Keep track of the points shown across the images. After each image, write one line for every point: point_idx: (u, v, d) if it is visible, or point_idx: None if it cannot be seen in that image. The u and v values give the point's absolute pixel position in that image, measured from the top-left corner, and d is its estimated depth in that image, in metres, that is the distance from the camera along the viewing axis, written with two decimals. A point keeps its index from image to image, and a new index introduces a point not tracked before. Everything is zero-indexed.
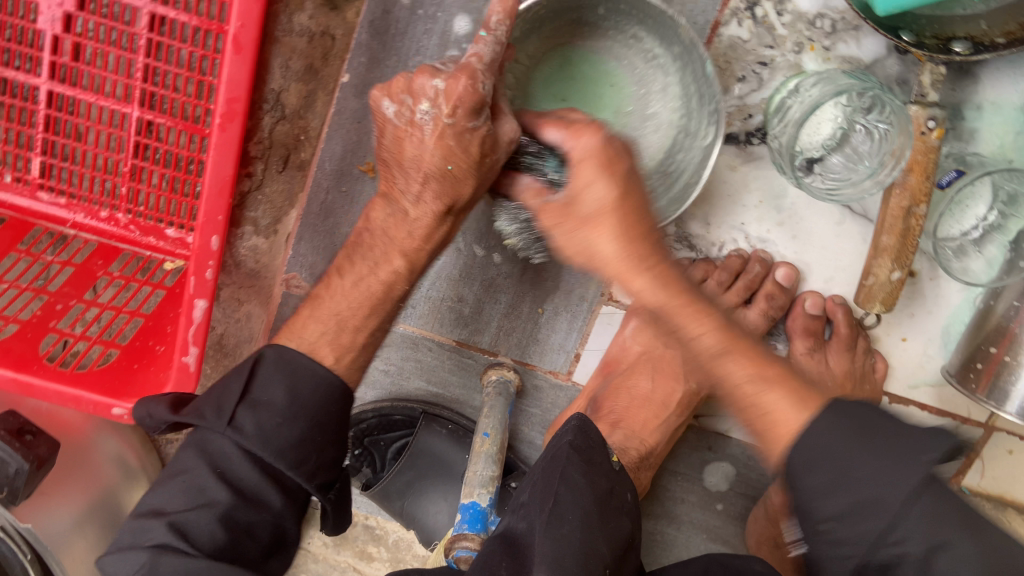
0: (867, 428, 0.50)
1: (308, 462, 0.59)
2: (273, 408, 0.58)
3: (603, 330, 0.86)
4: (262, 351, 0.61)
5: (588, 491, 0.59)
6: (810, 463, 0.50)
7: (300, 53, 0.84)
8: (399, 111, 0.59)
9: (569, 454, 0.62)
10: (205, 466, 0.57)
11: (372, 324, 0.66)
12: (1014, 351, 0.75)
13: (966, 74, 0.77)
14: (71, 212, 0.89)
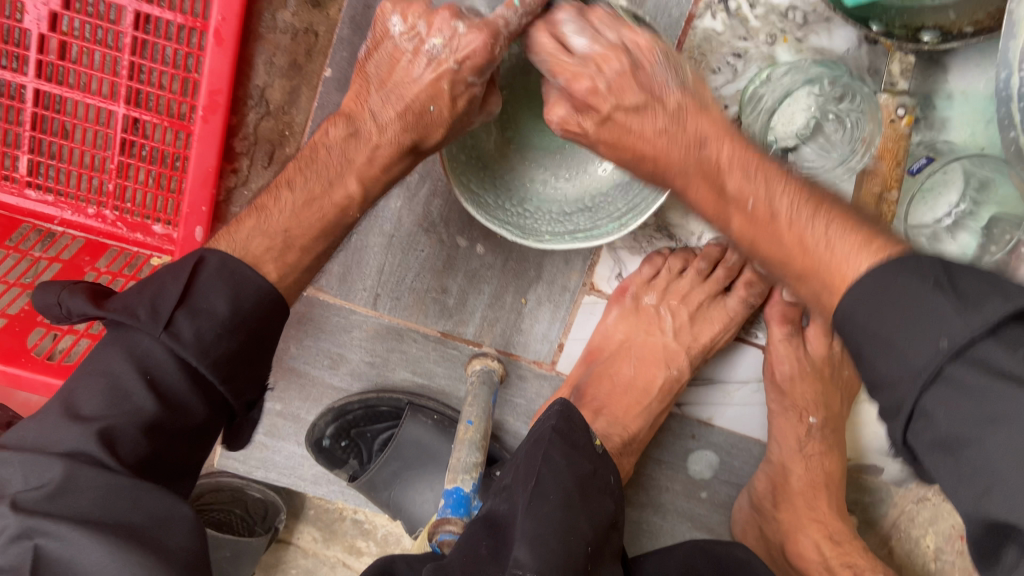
0: None
1: (238, 378, 0.60)
2: (213, 317, 0.58)
3: (586, 320, 0.87)
4: (201, 253, 0.60)
5: (569, 473, 0.62)
6: None
7: (284, 49, 0.86)
8: (408, 34, 0.61)
9: (553, 436, 0.64)
10: (137, 372, 0.56)
11: (319, 249, 0.67)
12: None
13: (935, 63, 0.79)
14: (59, 208, 0.90)
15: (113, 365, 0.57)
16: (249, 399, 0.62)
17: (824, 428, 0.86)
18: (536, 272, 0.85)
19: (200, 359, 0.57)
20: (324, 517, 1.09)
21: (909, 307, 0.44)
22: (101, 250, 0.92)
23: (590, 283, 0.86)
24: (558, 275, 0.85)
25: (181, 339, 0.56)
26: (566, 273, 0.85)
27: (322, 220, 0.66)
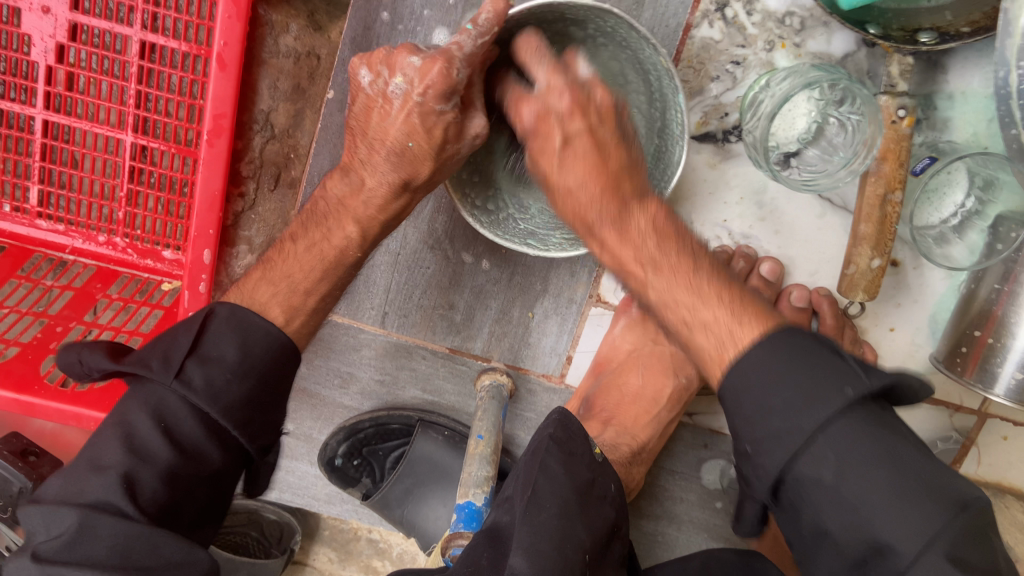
0: (801, 357, 0.52)
1: (252, 422, 0.63)
2: (222, 365, 0.61)
3: (593, 332, 0.88)
4: (212, 308, 0.64)
5: (566, 480, 0.64)
6: (746, 398, 0.53)
7: (287, 73, 0.87)
8: (374, 81, 0.64)
9: (549, 445, 0.66)
10: (153, 421, 0.58)
11: (323, 288, 0.72)
12: (999, 333, 0.76)
13: (935, 65, 0.78)
14: (70, 237, 0.92)
15: (128, 415, 0.59)
16: (263, 443, 0.65)
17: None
18: (542, 285, 0.85)
19: (211, 405, 0.60)
20: (339, 537, 1.09)
21: (792, 369, 0.52)
22: (113, 276, 0.93)
23: (597, 295, 0.87)
24: (564, 288, 0.86)
25: (192, 385, 0.59)
26: (571, 285, 0.86)
27: (321, 262, 0.72)
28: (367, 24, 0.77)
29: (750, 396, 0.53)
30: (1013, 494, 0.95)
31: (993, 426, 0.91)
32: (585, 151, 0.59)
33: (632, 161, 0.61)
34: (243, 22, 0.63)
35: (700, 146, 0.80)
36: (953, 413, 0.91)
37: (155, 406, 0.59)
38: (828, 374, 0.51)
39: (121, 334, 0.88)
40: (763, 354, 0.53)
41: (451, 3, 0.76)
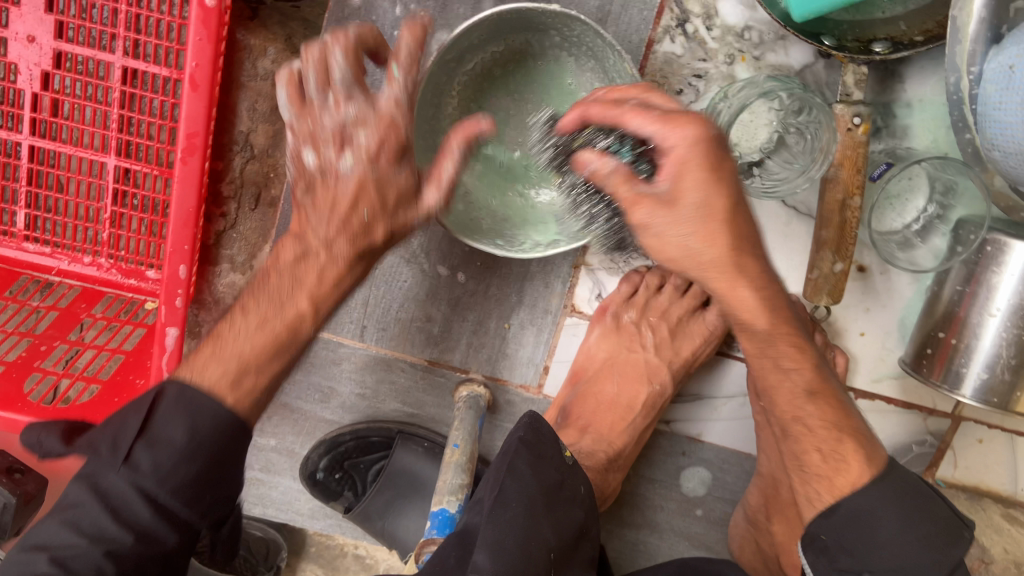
0: (912, 491, 0.67)
1: (203, 501, 0.60)
2: (169, 448, 0.58)
3: (569, 342, 0.90)
4: (162, 386, 0.61)
5: (534, 481, 0.65)
6: (834, 514, 0.66)
7: (266, 95, 0.89)
8: (319, 160, 0.64)
9: (519, 446, 0.68)
10: (93, 501, 0.57)
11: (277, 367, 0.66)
12: (962, 334, 0.77)
13: (891, 74, 0.81)
14: (56, 259, 0.93)
15: (74, 496, 0.59)
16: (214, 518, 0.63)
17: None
18: (518, 297, 0.88)
19: (158, 488, 0.58)
20: (326, 554, 1.09)
21: (903, 505, 0.65)
22: (98, 296, 0.95)
23: (572, 305, 0.89)
24: (539, 298, 0.88)
25: (139, 469, 0.58)
26: (546, 296, 0.88)
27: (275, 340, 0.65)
28: None
29: (852, 510, 0.65)
30: (991, 497, 0.93)
31: (967, 428, 0.92)
32: (687, 221, 0.58)
33: (738, 199, 0.59)
34: (214, 44, 0.66)
35: None
36: (926, 416, 0.92)
37: (99, 488, 0.58)
38: (944, 516, 0.67)
39: (104, 352, 0.90)
40: (885, 495, 0.65)
41: (421, 24, 0.79)
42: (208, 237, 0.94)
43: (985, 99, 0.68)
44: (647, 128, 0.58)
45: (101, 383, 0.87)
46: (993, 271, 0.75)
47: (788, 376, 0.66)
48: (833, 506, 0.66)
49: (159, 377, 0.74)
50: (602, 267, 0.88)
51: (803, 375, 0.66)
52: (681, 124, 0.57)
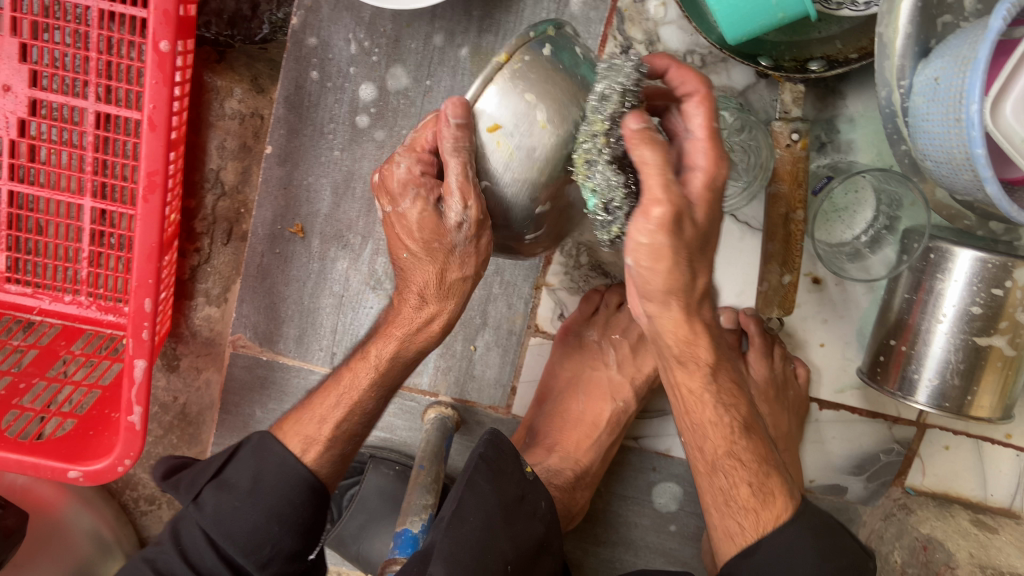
0: (832, 543, 0.68)
1: (263, 550, 0.68)
2: (234, 492, 0.68)
3: (535, 361, 0.93)
4: (246, 437, 0.72)
5: (493, 497, 0.67)
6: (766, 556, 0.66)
7: (234, 133, 0.93)
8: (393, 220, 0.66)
9: (478, 463, 0.69)
10: (170, 543, 0.69)
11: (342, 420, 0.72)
12: (913, 342, 0.79)
13: (833, 91, 0.83)
14: (37, 299, 0.96)
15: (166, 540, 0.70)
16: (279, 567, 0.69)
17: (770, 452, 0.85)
18: (483, 320, 0.92)
19: (213, 527, 0.67)
20: None
21: (820, 550, 0.67)
22: (78, 333, 0.97)
23: (535, 325, 0.92)
24: (503, 320, 0.92)
25: (203, 508, 0.68)
26: (511, 317, 0.92)
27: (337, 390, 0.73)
28: (298, 83, 0.84)
29: (774, 555, 0.66)
30: (960, 503, 0.95)
31: (933, 435, 0.94)
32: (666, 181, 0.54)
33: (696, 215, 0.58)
34: (169, 87, 0.69)
35: None
36: (892, 425, 0.93)
37: (180, 528, 0.70)
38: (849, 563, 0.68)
39: (82, 387, 0.93)
40: (797, 536, 0.67)
41: (375, 60, 0.83)
42: (183, 272, 0.96)
43: (914, 110, 0.70)
44: (693, 121, 0.58)
45: (77, 418, 0.90)
46: (937, 278, 0.77)
47: (727, 429, 0.67)
48: (754, 544, 0.66)
49: (129, 408, 0.77)
50: (564, 287, 0.91)
51: (719, 435, 0.68)
52: (715, 156, 0.57)
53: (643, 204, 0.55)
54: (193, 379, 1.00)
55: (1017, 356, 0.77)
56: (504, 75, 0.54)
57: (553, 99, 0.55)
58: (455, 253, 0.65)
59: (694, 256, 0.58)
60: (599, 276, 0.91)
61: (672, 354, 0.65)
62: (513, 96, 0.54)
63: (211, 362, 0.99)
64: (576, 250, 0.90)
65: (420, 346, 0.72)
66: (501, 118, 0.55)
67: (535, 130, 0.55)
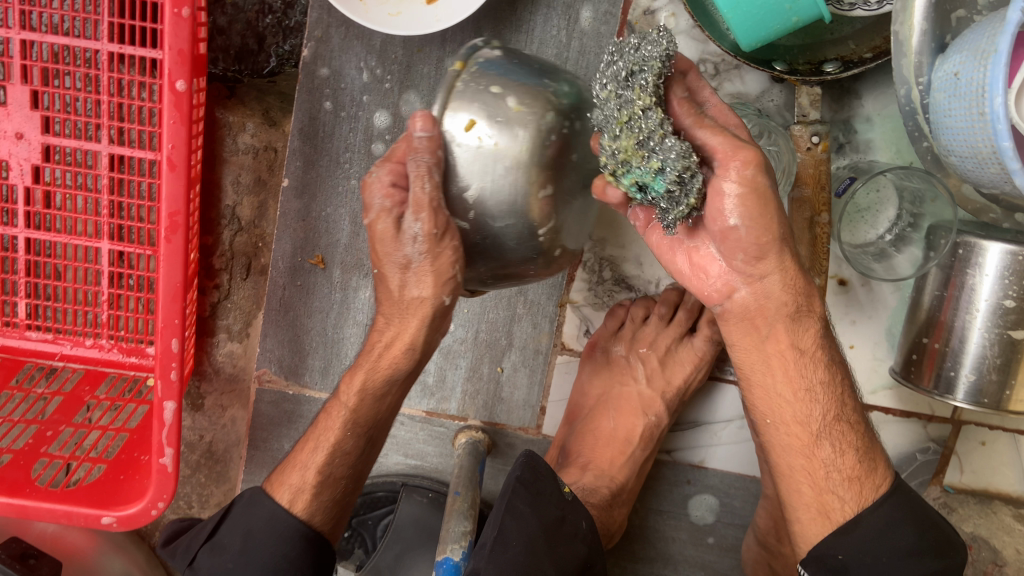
0: (928, 524, 0.66)
1: None
2: (225, 553, 0.68)
3: (563, 380, 0.92)
4: (240, 493, 0.71)
5: (533, 519, 0.66)
6: (865, 547, 0.63)
7: (248, 168, 0.93)
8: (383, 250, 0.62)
9: (516, 487, 0.68)
10: None
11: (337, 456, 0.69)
12: (947, 338, 0.78)
13: (849, 92, 0.83)
14: (59, 344, 0.95)
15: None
16: None
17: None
18: (508, 340, 0.91)
19: None
20: None
21: (919, 534, 0.65)
22: (101, 377, 0.96)
23: (562, 343, 0.92)
24: (529, 340, 0.91)
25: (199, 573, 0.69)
26: (537, 337, 0.91)
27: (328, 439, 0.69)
28: (312, 114, 0.84)
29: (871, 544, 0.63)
30: (1001, 499, 0.94)
31: (969, 432, 0.93)
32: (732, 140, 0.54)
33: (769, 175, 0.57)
34: (187, 126, 0.70)
35: None
36: (926, 423, 0.93)
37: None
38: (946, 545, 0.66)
39: (108, 431, 0.92)
40: (892, 511, 0.65)
41: (387, 87, 0.83)
42: (204, 310, 0.96)
43: (936, 106, 0.70)
44: (706, 93, 0.59)
45: (106, 463, 0.89)
46: (967, 272, 0.76)
47: (817, 400, 0.64)
48: (853, 523, 0.64)
49: (160, 451, 0.77)
50: (587, 303, 0.91)
51: (826, 400, 0.65)
52: (741, 110, 0.59)
53: (724, 153, 0.54)
54: (218, 417, 0.99)
55: None
56: (463, 82, 0.55)
57: (517, 87, 0.56)
58: (413, 269, 0.61)
59: (780, 204, 0.58)
60: (623, 290, 0.91)
61: (768, 317, 0.63)
62: (478, 93, 0.55)
63: (236, 399, 0.99)
64: (597, 265, 0.89)
65: (388, 372, 0.67)
66: (477, 115, 0.54)
67: (513, 116, 0.55)
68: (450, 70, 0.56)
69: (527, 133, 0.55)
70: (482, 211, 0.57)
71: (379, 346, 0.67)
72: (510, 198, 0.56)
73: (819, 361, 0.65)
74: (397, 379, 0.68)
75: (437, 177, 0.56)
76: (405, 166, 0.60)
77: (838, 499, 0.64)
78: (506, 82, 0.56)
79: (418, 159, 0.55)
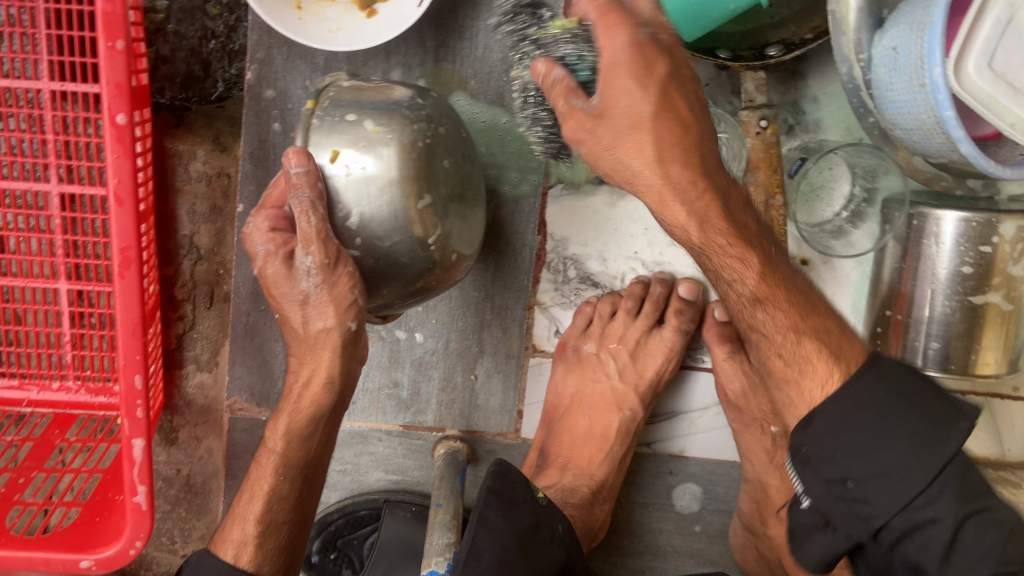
0: (903, 384, 0.58)
1: None
2: None
3: (536, 382, 0.92)
4: (185, 560, 0.67)
5: (506, 530, 0.65)
6: (836, 429, 0.58)
7: (202, 196, 0.92)
8: (290, 296, 0.64)
9: (488, 497, 0.67)
10: None
11: (286, 499, 0.68)
12: (910, 309, 0.79)
13: (794, 74, 0.84)
14: (25, 391, 0.93)
15: None
16: None
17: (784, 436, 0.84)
18: (478, 347, 0.90)
19: None
20: None
21: (892, 405, 0.57)
22: (71, 419, 0.95)
23: (533, 346, 0.92)
24: (500, 345, 0.91)
25: None
26: (507, 341, 0.91)
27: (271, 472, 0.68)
28: (261, 137, 0.83)
29: (843, 427, 0.58)
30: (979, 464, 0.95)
31: None
32: (624, 97, 0.57)
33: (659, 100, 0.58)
34: (133, 160, 0.69)
35: (597, 189, 0.87)
36: None
37: None
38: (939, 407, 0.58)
39: (81, 474, 0.90)
40: (864, 392, 0.58)
41: None
42: (170, 342, 0.95)
43: (877, 82, 0.71)
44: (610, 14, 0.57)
45: (81, 505, 0.88)
46: (925, 243, 0.77)
47: (759, 315, 0.64)
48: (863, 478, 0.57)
49: (133, 489, 0.75)
50: (555, 304, 0.91)
51: (788, 308, 0.63)
52: (645, 25, 0.57)
53: (604, 97, 0.57)
54: (194, 449, 0.98)
55: (1016, 307, 0.77)
56: (316, 122, 0.60)
57: (375, 113, 0.61)
58: (313, 303, 0.63)
59: (684, 122, 0.60)
60: (589, 287, 0.91)
61: (712, 268, 0.64)
62: (335, 124, 0.60)
63: (210, 429, 0.98)
64: (561, 265, 0.89)
65: (312, 410, 0.67)
66: (337, 145, 0.59)
67: (372, 137, 0.60)
68: (303, 110, 0.61)
69: (390, 150, 0.60)
70: (367, 235, 0.61)
71: (298, 388, 0.67)
72: (389, 211, 0.60)
73: (772, 277, 0.63)
74: (323, 416, 0.68)
75: (322, 210, 0.59)
76: (281, 210, 0.65)
77: (818, 392, 0.61)
78: (360, 110, 0.61)
79: (297, 196, 0.58)
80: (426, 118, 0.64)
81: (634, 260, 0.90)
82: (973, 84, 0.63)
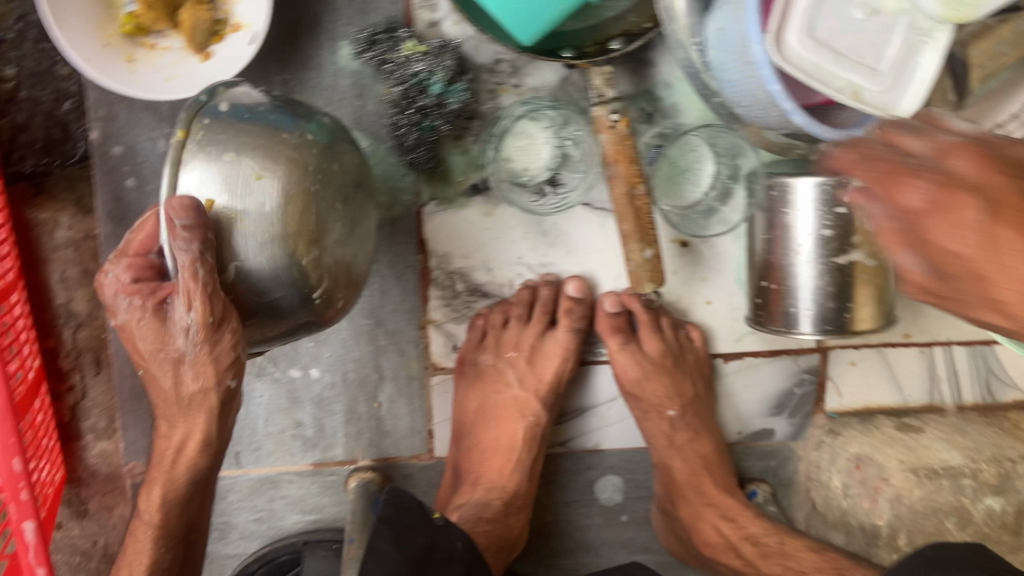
0: None
1: None
2: None
3: (444, 400, 0.91)
4: None
5: (396, 556, 0.68)
6: None
7: (72, 262, 0.89)
8: (160, 347, 0.66)
9: (378, 526, 0.69)
10: None
11: (166, 553, 0.73)
12: (782, 278, 0.82)
13: (644, 62, 0.85)
14: None
15: None
16: None
17: (683, 417, 0.87)
18: (378, 374, 0.89)
19: None
20: None
21: None
22: None
23: (433, 364, 0.91)
24: (399, 369, 0.90)
25: None
26: (405, 364, 0.90)
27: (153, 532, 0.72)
28: (117, 196, 0.84)
29: None
30: (881, 413, 0.98)
31: (838, 355, 0.97)
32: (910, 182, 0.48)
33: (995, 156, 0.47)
34: None
35: (471, 200, 0.86)
36: (796, 357, 0.96)
37: None
38: None
39: None
40: None
41: None
42: (63, 415, 0.92)
43: (713, 62, 0.72)
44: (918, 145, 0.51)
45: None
46: (784, 212, 0.79)
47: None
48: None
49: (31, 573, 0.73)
50: (448, 319, 0.90)
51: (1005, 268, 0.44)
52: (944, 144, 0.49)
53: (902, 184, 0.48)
54: (106, 519, 0.96)
55: (878, 262, 0.80)
56: (192, 158, 0.59)
57: (251, 144, 0.61)
58: (186, 362, 0.66)
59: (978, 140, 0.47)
60: (480, 298, 0.90)
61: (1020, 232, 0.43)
62: (212, 164, 0.59)
63: (120, 497, 0.95)
64: (448, 280, 0.89)
65: (190, 473, 0.71)
66: (214, 195, 0.59)
67: (256, 182, 0.59)
68: (174, 143, 0.59)
69: (267, 187, 0.60)
70: (249, 286, 0.61)
71: (172, 453, 0.70)
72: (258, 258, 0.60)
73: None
74: (200, 478, 0.72)
75: (209, 260, 0.58)
76: (146, 260, 0.65)
77: None
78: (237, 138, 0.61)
79: (181, 247, 0.56)
80: (314, 154, 0.64)
81: (519, 265, 0.90)
82: (800, 53, 0.66)
